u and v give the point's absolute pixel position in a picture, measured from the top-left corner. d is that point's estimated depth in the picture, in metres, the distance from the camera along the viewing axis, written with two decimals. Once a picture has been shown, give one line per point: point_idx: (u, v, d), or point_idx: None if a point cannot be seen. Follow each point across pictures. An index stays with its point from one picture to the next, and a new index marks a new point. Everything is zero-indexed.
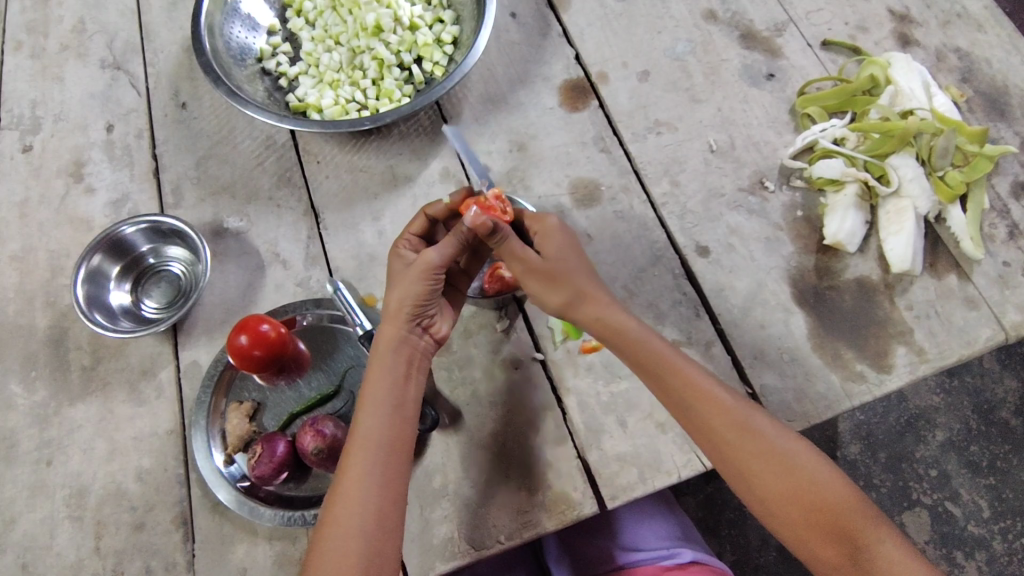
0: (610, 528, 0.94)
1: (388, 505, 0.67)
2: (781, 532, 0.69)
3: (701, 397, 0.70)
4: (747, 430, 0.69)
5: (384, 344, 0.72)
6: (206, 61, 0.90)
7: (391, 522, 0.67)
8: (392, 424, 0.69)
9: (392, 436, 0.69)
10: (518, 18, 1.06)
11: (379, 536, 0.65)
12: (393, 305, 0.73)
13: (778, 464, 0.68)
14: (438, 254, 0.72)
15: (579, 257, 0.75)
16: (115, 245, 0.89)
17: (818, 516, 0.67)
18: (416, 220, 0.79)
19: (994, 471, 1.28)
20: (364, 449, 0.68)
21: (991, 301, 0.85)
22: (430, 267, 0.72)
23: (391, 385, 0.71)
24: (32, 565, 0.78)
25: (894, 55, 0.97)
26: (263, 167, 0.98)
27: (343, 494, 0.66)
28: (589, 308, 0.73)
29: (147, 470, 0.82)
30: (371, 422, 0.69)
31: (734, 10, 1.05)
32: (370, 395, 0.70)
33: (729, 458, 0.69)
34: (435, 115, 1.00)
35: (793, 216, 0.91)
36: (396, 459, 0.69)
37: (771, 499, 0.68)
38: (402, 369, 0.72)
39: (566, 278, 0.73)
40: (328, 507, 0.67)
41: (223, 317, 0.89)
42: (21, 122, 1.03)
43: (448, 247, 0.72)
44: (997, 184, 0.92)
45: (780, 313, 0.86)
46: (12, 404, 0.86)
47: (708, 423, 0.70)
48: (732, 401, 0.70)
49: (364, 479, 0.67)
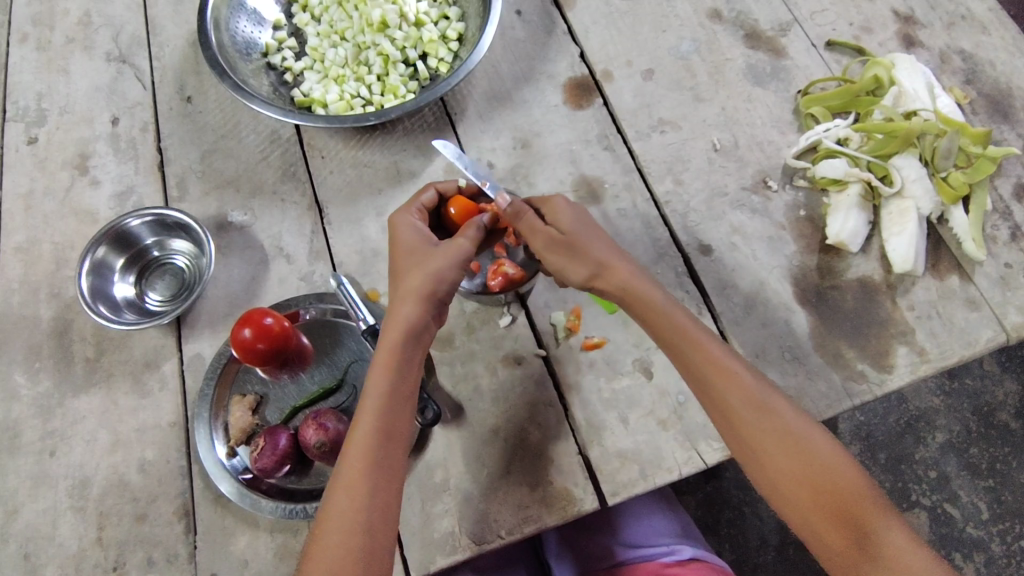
0: (611, 524, 0.95)
1: (391, 497, 0.68)
2: (789, 515, 0.69)
3: (719, 373, 0.71)
4: (764, 408, 0.70)
5: (400, 324, 0.72)
6: (212, 55, 0.90)
7: (391, 514, 0.67)
8: (401, 413, 0.70)
9: (398, 425, 0.70)
10: (523, 15, 1.06)
11: (379, 531, 0.66)
12: (415, 286, 0.72)
13: (790, 444, 0.68)
14: (469, 241, 0.75)
15: (589, 229, 0.77)
16: (120, 237, 0.90)
17: (826, 498, 0.66)
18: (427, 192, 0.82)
19: (993, 473, 1.28)
20: (372, 438, 0.68)
21: (992, 302, 0.85)
22: (464, 254, 0.75)
23: (402, 372, 0.71)
24: (35, 555, 0.79)
25: (899, 56, 0.97)
26: (268, 161, 0.98)
27: (351, 482, 0.66)
28: (614, 277, 0.75)
29: (150, 461, 0.82)
30: (380, 410, 0.69)
31: (739, 10, 1.05)
32: (381, 381, 0.70)
33: (743, 436, 0.70)
34: (439, 111, 1.00)
35: (795, 215, 0.92)
36: (400, 451, 0.69)
37: (783, 480, 0.68)
38: (415, 356, 0.72)
39: (587, 249, 0.75)
40: (331, 496, 0.67)
41: (227, 310, 0.89)
42: (27, 114, 1.03)
43: (475, 235, 0.76)
44: (999, 186, 0.92)
45: (782, 312, 0.86)
46: (16, 395, 0.86)
47: (726, 401, 0.70)
48: (750, 378, 0.71)
49: (371, 469, 0.67)
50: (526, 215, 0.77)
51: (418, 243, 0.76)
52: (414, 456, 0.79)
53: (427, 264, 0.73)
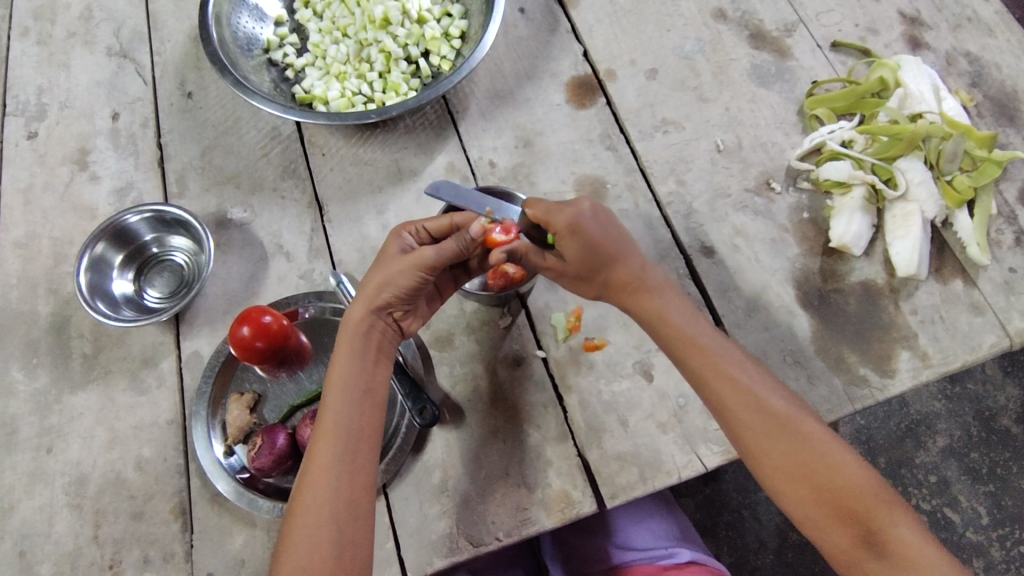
0: (607, 526, 0.94)
1: (359, 492, 0.67)
2: (789, 507, 0.69)
3: (715, 374, 0.70)
4: (758, 407, 0.69)
5: (351, 326, 0.71)
6: (213, 51, 0.89)
7: (361, 511, 0.66)
8: (361, 410, 0.69)
9: (360, 421, 0.69)
10: (526, 13, 1.05)
11: (347, 526, 0.65)
12: (367, 287, 0.72)
13: (790, 442, 0.68)
14: (433, 253, 0.71)
15: (609, 245, 0.73)
16: (119, 233, 0.89)
17: (828, 494, 0.66)
18: (442, 221, 0.75)
19: (994, 478, 1.28)
20: (331, 435, 0.67)
21: (996, 307, 0.85)
22: (424, 263, 0.70)
23: (358, 369, 0.70)
24: (31, 553, 0.78)
25: (905, 58, 0.96)
26: (269, 158, 0.97)
27: (312, 481, 0.66)
28: (623, 271, 0.74)
29: (147, 459, 0.82)
30: (338, 406, 0.69)
31: (744, 10, 1.04)
32: (340, 378, 0.70)
33: (741, 437, 0.69)
34: (441, 109, 0.99)
35: (799, 218, 0.91)
36: (365, 447, 0.69)
37: (782, 476, 0.68)
38: (372, 352, 0.72)
39: (598, 273, 0.74)
40: (297, 497, 0.66)
41: (226, 307, 0.89)
42: (27, 108, 1.03)
43: (447, 251, 0.71)
44: (1004, 189, 0.91)
45: (785, 315, 0.85)
46: (13, 390, 0.86)
47: (723, 402, 0.70)
48: (743, 376, 0.70)
49: (333, 465, 0.66)
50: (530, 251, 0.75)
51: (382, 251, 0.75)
52: (411, 456, 0.78)
53: (382, 266, 0.72)
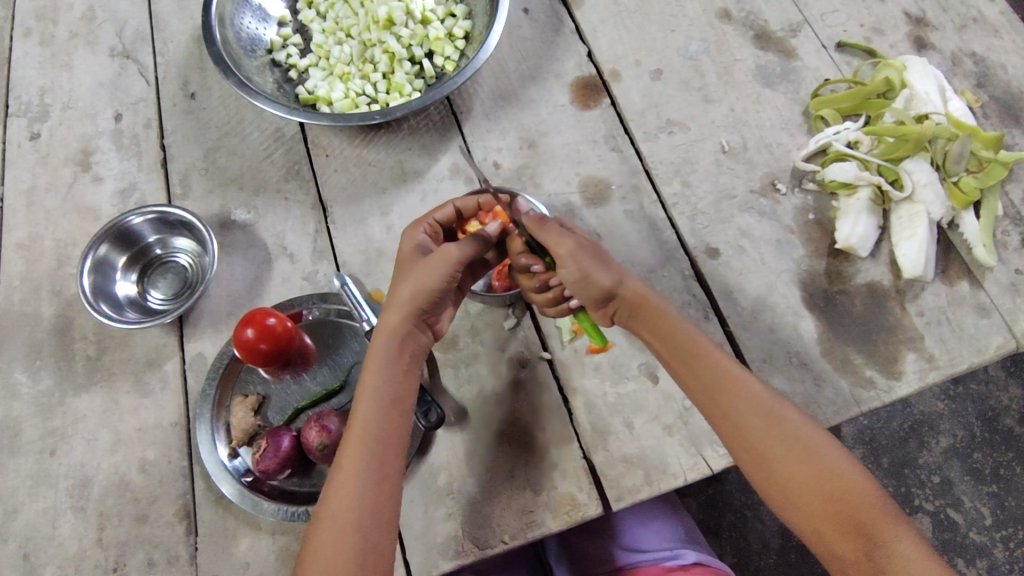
0: (611, 529, 0.94)
1: (385, 499, 0.66)
2: (795, 521, 0.68)
3: (730, 385, 0.70)
4: (776, 419, 0.69)
5: (383, 331, 0.71)
6: (217, 52, 0.89)
7: (387, 517, 0.66)
8: (391, 417, 0.69)
9: (389, 428, 0.68)
10: (530, 13, 1.05)
11: (374, 532, 0.65)
12: (400, 292, 0.72)
13: (803, 454, 0.68)
14: (459, 249, 0.72)
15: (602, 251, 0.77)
16: (123, 235, 0.89)
17: (835, 506, 0.66)
18: (444, 207, 0.79)
19: (997, 479, 1.27)
20: (361, 440, 0.67)
21: (1003, 309, 0.84)
22: (451, 262, 0.71)
23: (387, 375, 0.70)
24: (34, 556, 0.78)
25: (911, 59, 0.95)
26: (272, 159, 0.97)
27: (340, 485, 0.66)
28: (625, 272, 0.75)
29: (151, 462, 0.82)
30: (369, 412, 0.68)
31: (748, 10, 1.04)
32: (370, 383, 0.69)
33: (751, 449, 0.69)
34: (445, 110, 0.99)
35: (804, 219, 0.91)
36: (394, 453, 0.68)
37: (792, 488, 0.67)
38: (404, 357, 0.71)
39: (609, 261, 0.73)
40: (323, 501, 0.66)
41: (230, 309, 0.88)
42: (29, 109, 1.02)
43: (472, 245, 0.72)
44: (1010, 191, 0.91)
45: (791, 318, 0.85)
46: (16, 393, 0.86)
47: (736, 413, 0.69)
48: (759, 388, 0.70)
49: (361, 470, 0.66)
50: (550, 222, 0.72)
51: (411, 254, 0.75)
52: (416, 459, 0.78)
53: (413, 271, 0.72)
